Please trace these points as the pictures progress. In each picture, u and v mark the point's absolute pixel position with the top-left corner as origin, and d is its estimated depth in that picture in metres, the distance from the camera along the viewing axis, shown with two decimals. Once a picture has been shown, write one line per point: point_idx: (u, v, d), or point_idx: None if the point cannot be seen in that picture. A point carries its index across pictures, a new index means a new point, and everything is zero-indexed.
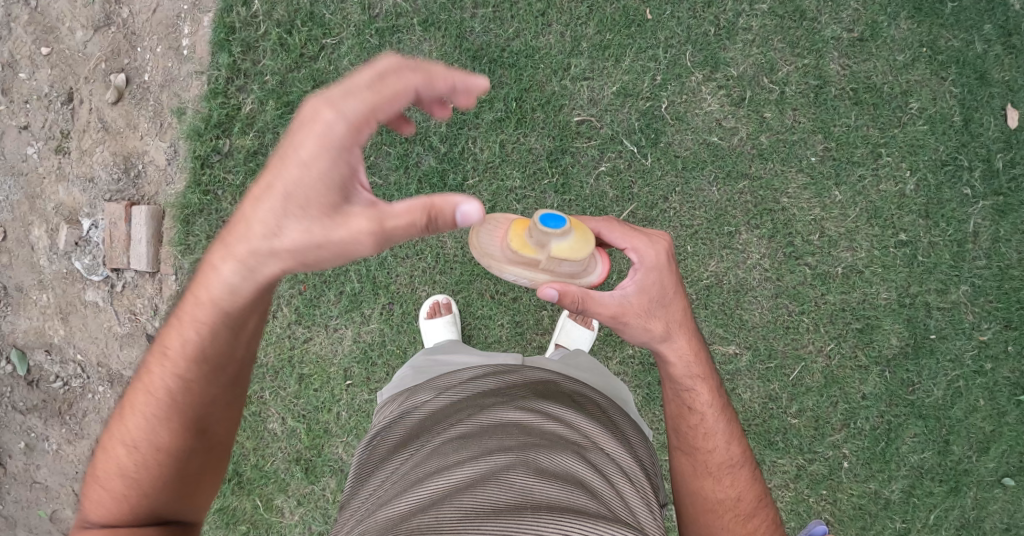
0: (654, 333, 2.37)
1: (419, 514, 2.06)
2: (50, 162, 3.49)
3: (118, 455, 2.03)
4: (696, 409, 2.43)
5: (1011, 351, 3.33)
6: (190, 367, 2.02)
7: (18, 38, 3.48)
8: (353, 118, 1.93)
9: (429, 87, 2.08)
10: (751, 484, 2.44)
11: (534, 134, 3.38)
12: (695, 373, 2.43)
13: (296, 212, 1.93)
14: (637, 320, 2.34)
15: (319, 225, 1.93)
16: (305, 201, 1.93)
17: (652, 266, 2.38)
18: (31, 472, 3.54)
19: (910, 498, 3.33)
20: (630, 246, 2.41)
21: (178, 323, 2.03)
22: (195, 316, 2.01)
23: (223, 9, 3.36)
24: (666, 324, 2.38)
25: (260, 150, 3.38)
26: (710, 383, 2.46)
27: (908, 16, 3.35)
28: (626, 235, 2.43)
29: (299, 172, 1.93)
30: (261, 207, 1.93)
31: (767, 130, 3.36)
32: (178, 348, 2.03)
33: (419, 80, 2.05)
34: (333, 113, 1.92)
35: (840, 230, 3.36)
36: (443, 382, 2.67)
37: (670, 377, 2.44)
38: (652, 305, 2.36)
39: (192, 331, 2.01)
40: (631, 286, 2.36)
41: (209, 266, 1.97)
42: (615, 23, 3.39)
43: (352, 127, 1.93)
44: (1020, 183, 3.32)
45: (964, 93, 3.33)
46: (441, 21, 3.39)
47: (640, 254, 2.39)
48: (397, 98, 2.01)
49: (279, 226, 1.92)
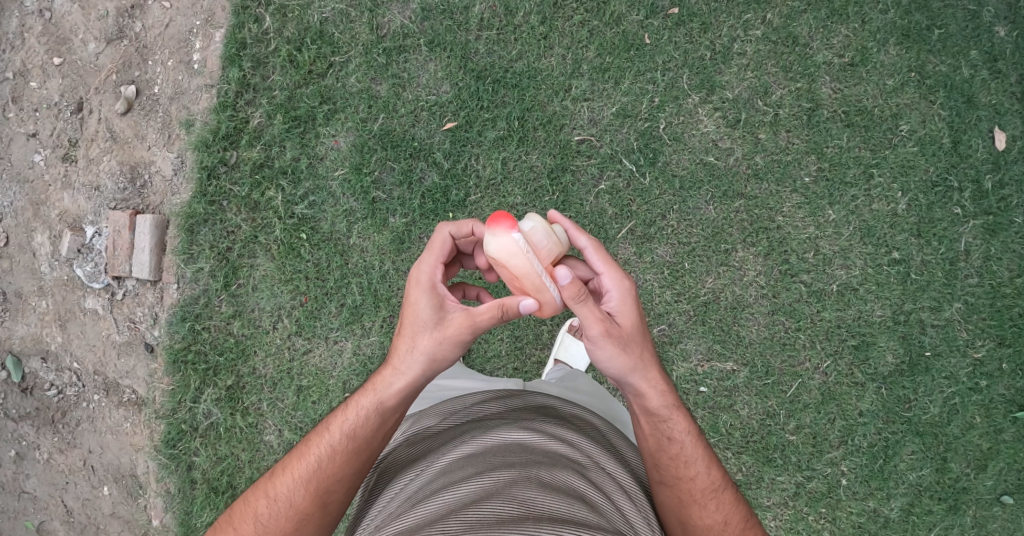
0: (634, 360, 2.31)
1: (424, 530, 1.96)
2: (57, 170, 3.53)
3: (257, 507, 2.35)
4: (675, 439, 2.35)
5: (1006, 369, 3.36)
6: (340, 445, 2.32)
7: (31, 49, 3.56)
8: (427, 262, 2.40)
9: (460, 229, 2.50)
10: (735, 507, 2.41)
11: (535, 152, 3.46)
12: (671, 402, 2.36)
13: (423, 316, 2.33)
14: (616, 346, 2.29)
15: (442, 337, 2.30)
16: (426, 318, 2.33)
17: (626, 295, 2.37)
18: (20, 482, 3.48)
19: (909, 516, 3.32)
20: (603, 274, 2.38)
21: (344, 409, 2.37)
22: (361, 407, 2.34)
23: (235, 26, 3.46)
24: (643, 351, 2.34)
25: (266, 162, 3.44)
26: (682, 410, 2.39)
27: (896, 42, 3.49)
28: (605, 262, 2.38)
29: (426, 296, 2.36)
30: (400, 339, 2.36)
31: (762, 151, 3.46)
32: (336, 425, 2.35)
33: (451, 227, 2.48)
34: (418, 269, 2.38)
35: (834, 248, 3.43)
36: (448, 403, 2.56)
37: (646, 410, 2.35)
38: (632, 330, 2.34)
39: (353, 413, 2.35)
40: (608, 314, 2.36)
41: (378, 373, 2.37)
42: (614, 47, 3.49)
43: (428, 267, 2.39)
44: (1009, 203, 3.41)
45: (952, 117, 3.44)
46: (446, 41, 3.50)
47: (615, 283, 2.37)
48: (441, 246, 2.43)
49: (413, 349, 2.32)
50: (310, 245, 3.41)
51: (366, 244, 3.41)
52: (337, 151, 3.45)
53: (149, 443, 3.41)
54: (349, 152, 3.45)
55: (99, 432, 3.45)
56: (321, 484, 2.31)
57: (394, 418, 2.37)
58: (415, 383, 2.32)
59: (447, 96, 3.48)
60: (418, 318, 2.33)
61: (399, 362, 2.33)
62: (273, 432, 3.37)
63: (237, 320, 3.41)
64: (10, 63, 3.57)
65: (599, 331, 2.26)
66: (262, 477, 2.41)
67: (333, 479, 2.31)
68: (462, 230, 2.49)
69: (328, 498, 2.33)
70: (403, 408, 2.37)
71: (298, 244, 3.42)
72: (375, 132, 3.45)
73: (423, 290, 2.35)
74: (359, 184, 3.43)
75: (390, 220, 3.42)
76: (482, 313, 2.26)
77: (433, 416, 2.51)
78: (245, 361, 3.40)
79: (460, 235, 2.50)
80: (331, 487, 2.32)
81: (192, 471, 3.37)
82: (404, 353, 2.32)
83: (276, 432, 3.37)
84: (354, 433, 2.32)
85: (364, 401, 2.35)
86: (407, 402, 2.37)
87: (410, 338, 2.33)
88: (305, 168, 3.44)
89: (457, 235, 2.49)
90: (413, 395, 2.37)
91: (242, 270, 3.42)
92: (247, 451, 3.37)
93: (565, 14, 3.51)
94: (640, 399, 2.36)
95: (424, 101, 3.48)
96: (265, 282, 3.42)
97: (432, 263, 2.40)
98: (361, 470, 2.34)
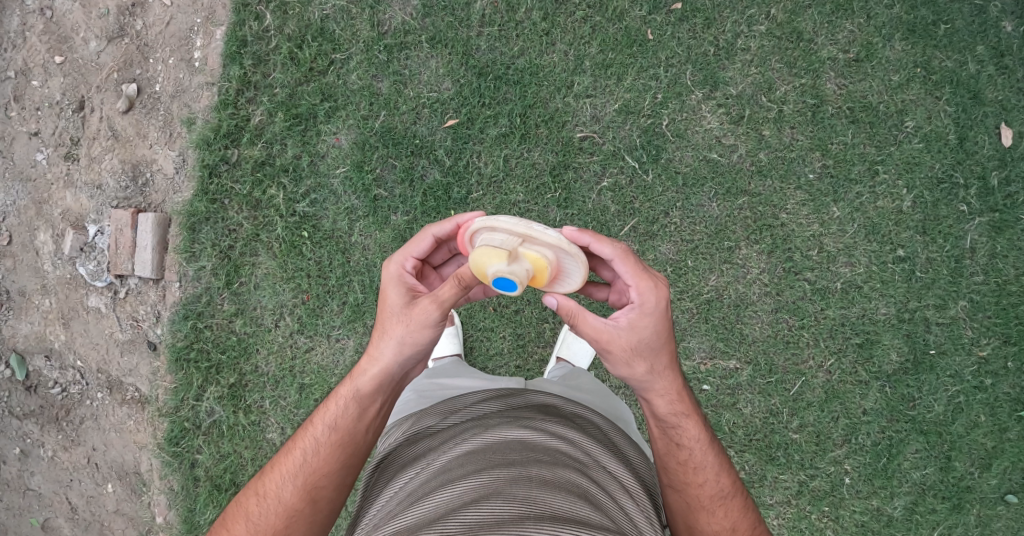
0: (642, 370, 2.31)
1: (425, 529, 1.96)
2: (59, 168, 3.53)
3: (248, 507, 2.34)
4: (683, 445, 2.36)
5: (1012, 367, 3.34)
6: (325, 438, 2.34)
7: (33, 47, 3.56)
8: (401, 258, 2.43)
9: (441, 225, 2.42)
10: (744, 515, 2.39)
11: (537, 149, 3.44)
12: (681, 410, 2.36)
13: (392, 305, 2.36)
14: (621, 358, 2.29)
15: (410, 321, 2.30)
16: (396, 306, 2.35)
17: (649, 311, 2.28)
18: (25, 479, 3.50)
19: (913, 515, 3.31)
20: (632, 286, 2.30)
21: (326, 401, 2.40)
22: (340, 397, 2.37)
23: (236, 23, 3.45)
24: (654, 364, 2.31)
25: (268, 161, 3.43)
26: (694, 417, 2.39)
27: (902, 37, 3.45)
28: (633, 273, 2.29)
29: (396, 287, 2.39)
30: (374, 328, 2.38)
31: (766, 147, 3.43)
32: (321, 420, 2.37)
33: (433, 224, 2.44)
34: (393, 263, 2.43)
35: (839, 246, 3.40)
36: (448, 403, 2.56)
37: (656, 415, 2.37)
38: (643, 347, 2.29)
39: (335, 406, 2.37)
40: (622, 319, 2.29)
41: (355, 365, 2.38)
42: (617, 43, 3.47)
43: (403, 261, 2.43)
44: (1016, 200, 3.38)
45: (959, 112, 3.41)
46: (448, 38, 3.47)
47: (641, 295, 2.29)
48: (421, 240, 2.43)
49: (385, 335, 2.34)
50: (311, 243, 3.41)
51: (367, 242, 3.41)
52: (339, 149, 3.44)
53: (152, 441, 3.42)
54: (351, 150, 3.44)
55: (102, 430, 3.47)
56: (310, 478, 2.31)
57: (376, 409, 2.38)
58: (390, 371, 2.33)
59: (449, 93, 3.46)
60: (389, 306, 2.36)
61: (372, 350, 2.36)
62: (275, 430, 3.38)
63: (239, 318, 3.41)
64: (12, 62, 3.56)
65: (595, 346, 2.30)
66: (252, 479, 2.41)
67: (321, 473, 2.32)
68: (444, 227, 2.41)
69: (319, 494, 2.32)
70: (385, 396, 2.38)
71: (300, 242, 3.41)
72: (377, 130, 3.44)
73: (396, 283, 2.39)
74: (361, 182, 3.42)
75: (392, 218, 3.41)
76: (446, 289, 2.26)
77: (434, 416, 2.50)
78: (247, 359, 3.40)
79: (445, 233, 2.43)
80: (320, 481, 2.32)
81: (195, 468, 3.39)
82: (375, 341, 2.35)
83: (278, 430, 3.37)
84: (337, 424, 2.34)
85: (344, 392, 2.37)
86: (386, 392, 2.38)
87: (381, 326, 2.36)
88: (306, 166, 3.43)
89: (440, 234, 2.42)
90: (390, 385, 2.37)
91: (244, 268, 3.42)
92: (249, 449, 3.37)
93: (567, 10, 3.48)
94: (650, 403, 2.38)
95: (426, 99, 3.46)
96: (267, 281, 3.42)
97: (404, 259, 2.43)
98: (349, 465, 2.35)
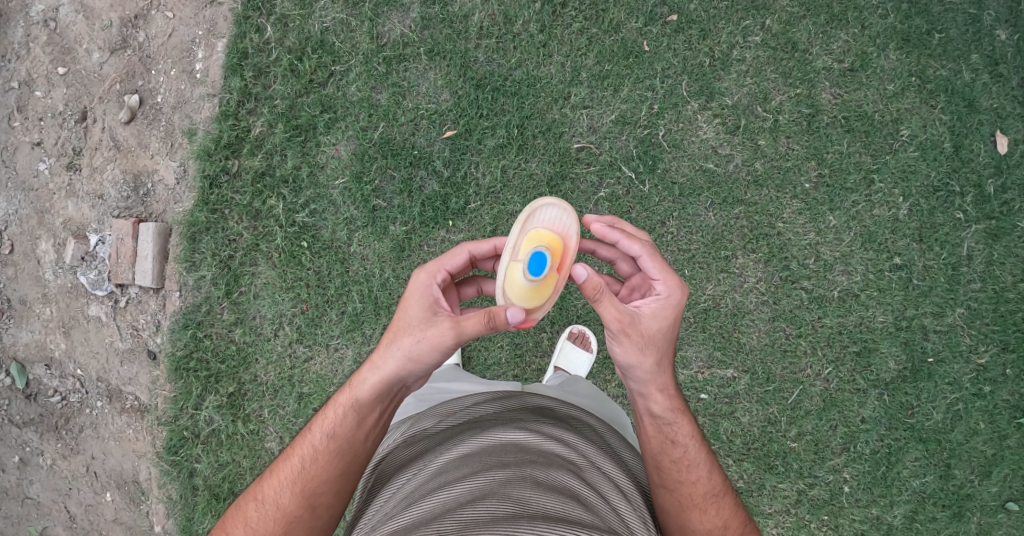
0: (650, 360, 2.33)
1: (421, 528, 1.96)
2: (61, 178, 3.57)
3: (247, 512, 2.34)
4: (678, 442, 2.34)
5: (1011, 374, 3.34)
6: (324, 443, 2.32)
7: (36, 58, 3.61)
8: (443, 265, 2.45)
9: (478, 245, 2.50)
10: (735, 512, 2.40)
11: (535, 159, 3.47)
12: (676, 406, 2.37)
13: (410, 317, 2.34)
14: (638, 340, 2.31)
15: (424, 337, 2.28)
16: (415, 319, 2.33)
17: (672, 302, 2.38)
18: (23, 487, 3.50)
19: (912, 523, 3.30)
20: (658, 280, 2.41)
21: (326, 408, 2.37)
22: (340, 405, 2.34)
23: (237, 35, 3.50)
24: (661, 357, 2.36)
25: (268, 171, 3.47)
26: (687, 415, 2.40)
27: (897, 47, 3.48)
28: (659, 268, 2.41)
29: (421, 298, 2.37)
30: (385, 340, 2.35)
31: (761, 157, 3.45)
32: (319, 426, 2.35)
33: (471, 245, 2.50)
34: (426, 276, 2.41)
35: (835, 254, 3.41)
36: (444, 406, 2.55)
37: (651, 413, 2.36)
38: (659, 332, 2.35)
39: (334, 412, 2.34)
40: (646, 308, 2.37)
41: (357, 373, 2.35)
42: (613, 54, 3.50)
43: (436, 269, 2.43)
44: (1012, 207, 3.39)
45: (953, 121, 3.43)
46: (446, 50, 3.51)
47: (666, 287, 2.39)
48: (455, 255, 2.47)
49: (394, 347, 2.31)
50: (310, 252, 3.44)
51: (366, 252, 3.43)
52: (338, 159, 3.48)
53: (151, 450, 3.43)
54: (350, 160, 3.47)
55: (101, 438, 3.47)
56: (307, 485, 2.30)
57: (375, 416, 2.35)
58: (391, 378, 2.30)
59: (447, 104, 3.50)
60: (410, 319, 2.34)
61: (378, 360, 2.33)
62: (274, 440, 3.39)
63: (239, 327, 3.43)
64: (15, 73, 3.61)
65: (616, 327, 2.29)
66: (252, 483, 2.41)
67: (320, 480, 2.31)
68: (482, 246, 2.50)
69: (317, 500, 2.31)
70: (385, 403, 2.35)
71: (300, 252, 3.44)
72: (376, 141, 3.47)
73: (421, 294, 2.38)
74: (360, 192, 3.45)
75: (391, 228, 3.44)
76: (466, 321, 2.24)
77: (432, 418, 2.50)
78: (246, 369, 3.42)
79: (480, 252, 2.51)
80: (317, 488, 2.30)
81: (194, 478, 3.40)
82: (383, 349, 2.32)
83: (277, 439, 3.39)
84: (335, 432, 2.31)
85: (343, 398, 2.34)
86: (386, 399, 2.34)
87: (396, 336, 2.32)
88: (306, 177, 3.46)
89: (475, 251, 2.49)
90: (390, 393, 2.34)
91: (244, 278, 3.44)
92: (248, 458, 3.39)
93: (564, 22, 3.52)
94: (644, 402, 2.38)
95: (424, 110, 3.49)
96: (266, 290, 3.44)
97: (436, 270, 2.43)
98: (349, 472, 2.33)
